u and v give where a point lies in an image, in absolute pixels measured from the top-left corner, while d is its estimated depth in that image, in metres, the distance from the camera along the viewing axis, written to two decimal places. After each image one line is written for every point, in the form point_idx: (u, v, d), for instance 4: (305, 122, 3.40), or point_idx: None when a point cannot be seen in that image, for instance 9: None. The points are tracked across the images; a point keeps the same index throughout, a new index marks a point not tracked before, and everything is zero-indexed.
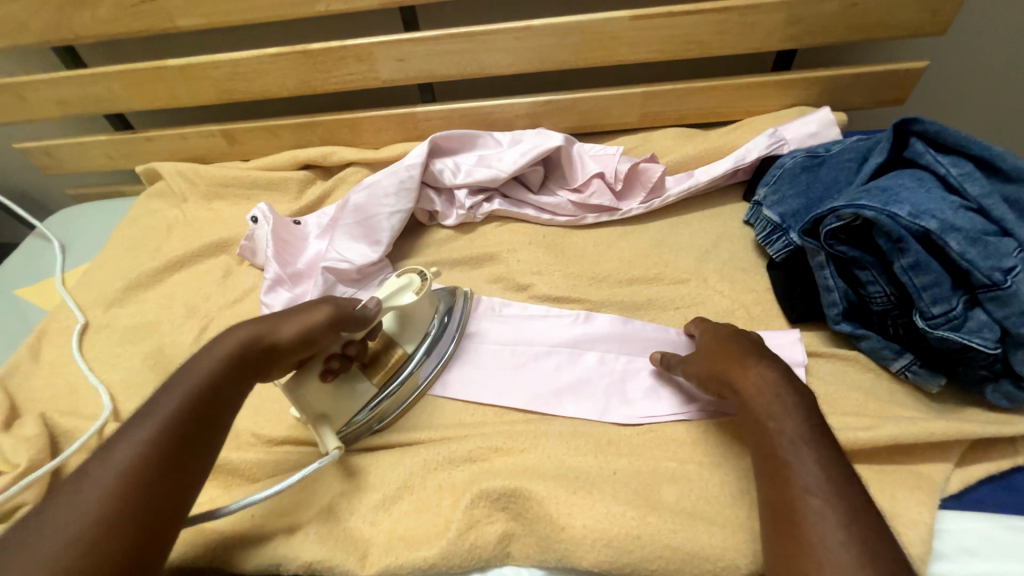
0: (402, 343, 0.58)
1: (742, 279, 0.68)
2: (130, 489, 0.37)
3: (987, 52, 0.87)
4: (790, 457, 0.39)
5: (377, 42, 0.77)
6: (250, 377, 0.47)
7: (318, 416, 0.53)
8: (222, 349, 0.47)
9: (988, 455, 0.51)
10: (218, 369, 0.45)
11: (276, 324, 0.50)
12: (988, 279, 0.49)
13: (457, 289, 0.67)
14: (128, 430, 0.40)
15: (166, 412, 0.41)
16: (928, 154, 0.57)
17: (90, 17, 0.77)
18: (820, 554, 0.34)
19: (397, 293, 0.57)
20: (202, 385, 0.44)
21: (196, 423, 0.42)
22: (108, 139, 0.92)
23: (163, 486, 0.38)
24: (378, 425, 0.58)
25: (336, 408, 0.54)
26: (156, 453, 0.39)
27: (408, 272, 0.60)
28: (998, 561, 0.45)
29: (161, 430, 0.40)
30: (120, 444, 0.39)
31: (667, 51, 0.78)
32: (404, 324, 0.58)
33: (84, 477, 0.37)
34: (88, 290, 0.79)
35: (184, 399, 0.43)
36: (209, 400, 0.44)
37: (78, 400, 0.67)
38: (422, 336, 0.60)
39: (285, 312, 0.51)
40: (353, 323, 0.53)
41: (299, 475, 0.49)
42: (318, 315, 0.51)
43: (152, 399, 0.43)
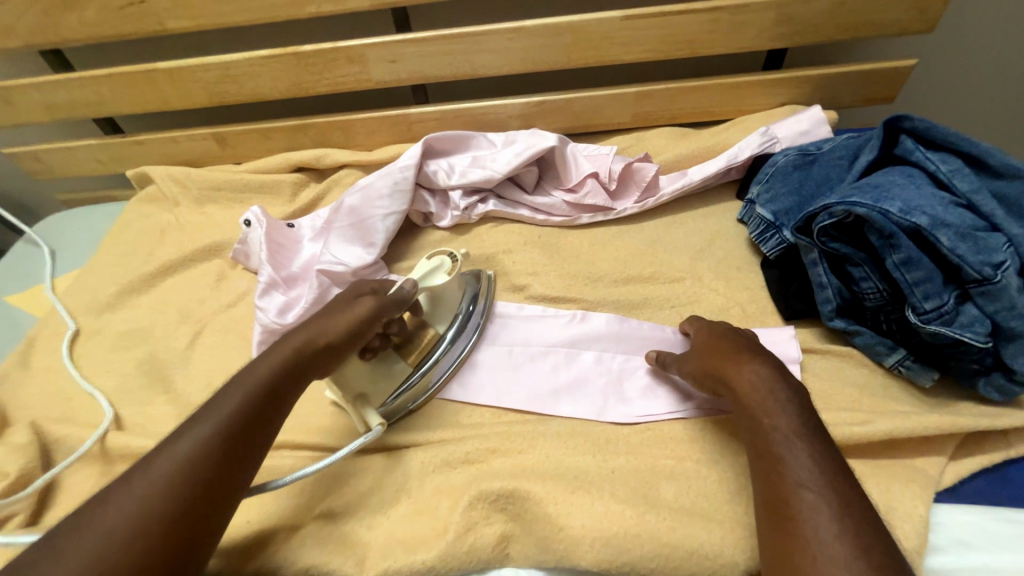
0: (435, 324, 0.61)
1: (737, 277, 0.68)
2: (185, 485, 0.38)
3: (974, 49, 0.88)
4: (782, 451, 0.39)
5: (369, 44, 0.77)
6: (307, 374, 0.49)
7: (357, 395, 0.55)
8: (284, 349, 0.48)
9: (981, 448, 0.51)
10: (277, 368, 0.46)
11: (327, 320, 0.51)
12: (979, 274, 0.49)
13: (482, 272, 0.69)
14: (188, 427, 0.41)
15: (227, 410, 0.42)
16: (917, 151, 0.58)
17: (78, 20, 0.76)
18: (814, 549, 0.34)
19: (429, 274, 0.61)
20: (261, 383, 0.45)
21: (254, 420, 0.43)
22: (98, 143, 0.91)
23: (218, 482, 0.39)
24: (412, 405, 0.59)
25: (374, 387, 0.56)
26: (213, 451, 0.40)
27: (439, 255, 0.63)
28: (992, 553, 0.45)
29: (220, 426, 0.41)
30: (180, 440, 0.40)
31: (659, 51, 0.78)
32: (435, 304, 0.61)
33: (145, 471, 0.38)
34: (79, 296, 0.78)
35: (245, 399, 0.43)
36: (265, 398, 0.45)
37: (70, 408, 0.66)
38: (453, 316, 0.62)
39: (331, 309, 0.53)
40: (395, 305, 0.55)
41: (347, 449, 0.51)
42: (363, 307, 0.53)
43: (216, 397, 0.44)
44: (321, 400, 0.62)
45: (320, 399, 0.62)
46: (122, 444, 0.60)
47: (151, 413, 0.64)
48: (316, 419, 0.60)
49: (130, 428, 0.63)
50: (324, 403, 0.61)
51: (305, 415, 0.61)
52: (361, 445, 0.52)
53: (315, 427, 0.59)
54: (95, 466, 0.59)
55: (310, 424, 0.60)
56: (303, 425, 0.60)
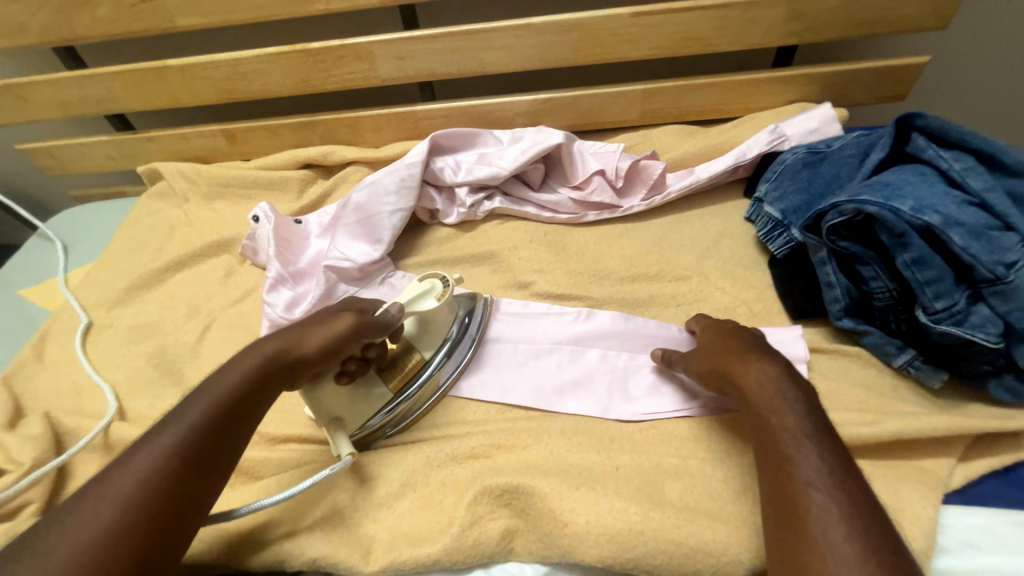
0: (421, 350, 0.59)
1: (744, 275, 0.68)
2: (147, 498, 0.37)
3: (989, 46, 0.87)
4: (790, 451, 0.39)
5: (377, 41, 0.77)
6: (277, 383, 0.48)
7: (331, 419, 0.53)
8: (253, 358, 0.47)
9: (991, 449, 0.51)
10: (244, 379, 0.46)
11: (305, 334, 0.50)
12: (992, 273, 0.49)
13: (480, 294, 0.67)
14: (152, 437, 0.41)
15: (190, 422, 0.42)
16: (930, 148, 0.57)
17: (91, 17, 0.77)
18: (823, 548, 0.34)
19: (418, 299, 0.57)
20: (226, 394, 0.44)
21: (219, 432, 0.43)
22: (109, 140, 0.92)
23: (181, 493, 0.39)
24: (391, 430, 0.58)
25: (351, 411, 0.54)
26: (177, 463, 0.39)
27: (430, 277, 0.60)
28: (1001, 555, 0.45)
29: (184, 438, 0.41)
30: (143, 451, 0.39)
31: (667, 48, 0.78)
32: (424, 328, 0.59)
33: (106, 483, 0.38)
34: (91, 290, 0.80)
35: (216, 401, 0.44)
36: (232, 408, 0.44)
37: (83, 400, 0.67)
38: (441, 341, 0.60)
39: (310, 321, 0.52)
40: (376, 328, 0.53)
41: (310, 480, 0.48)
42: (343, 323, 0.51)
43: (178, 407, 0.43)
44: None
45: None
46: (133, 436, 0.61)
47: (161, 405, 0.65)
48: None
49: (141, 421, 0.64)
50: None
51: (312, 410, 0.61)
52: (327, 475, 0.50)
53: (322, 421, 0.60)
54: (107, 457, 0.60)
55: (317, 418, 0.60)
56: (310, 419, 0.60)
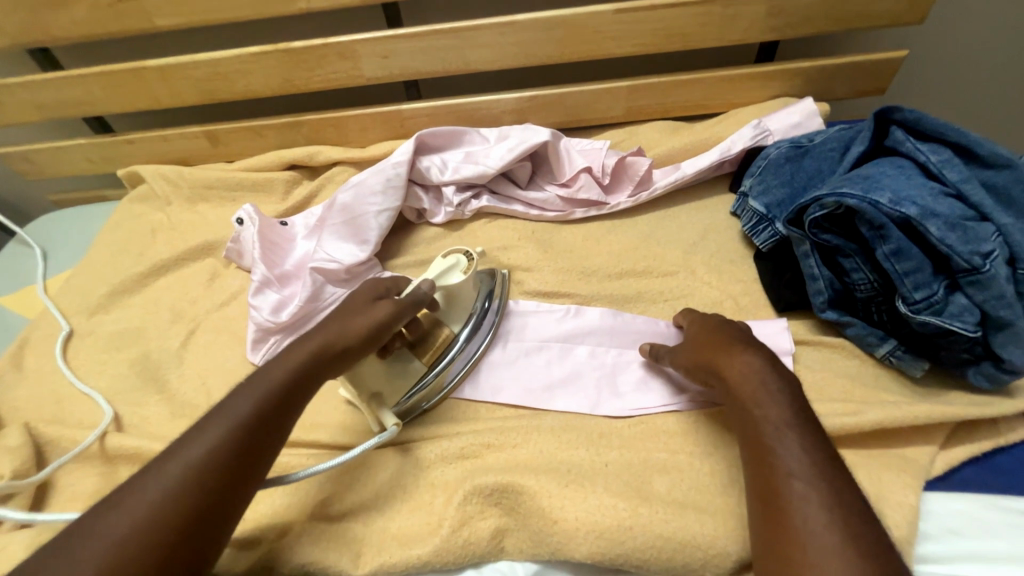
0: (451, 324, 0.60)
1: (730, 270, 0.68)
2: (197, 487, 0.37)
3: (966, 41, 0.89)
4: (772, 442, 0.40)
5: (361, 40, 0.77)
6: (323, 374, 0.48)
7: (372, 394, 0.54)
8: (304, 349, 0.48)
9: (972, 437, 0.52)
10: (293, 369, 0.46)
11: (347, 320, 0.51)
12: (968, 264, 0.49)
13: (496, 271, 0.69)
14: (203, 428, 0.40)
15: (240, 413, 0.42)
16: (907, 142, 0.58)
17: (65, 18, 0.75)
18: (804, 538, 0.34)
19: (444, 273, 0.59)
20: (276, 385, 0.44)
21: (268, 423, 0.43)
22: (87, 143, 0.90)
23: (231, 483, 0.39)
24: (426, 404, 0.59)
25: (389, 386, 0.55)
26: (225, 454, 0.39)
27: (454, 253, 0.62)
28: (981, 540, 0.46)
29: (233, 429, 0.41)
30: (194, 441, 0.39)
31: (652, 44, 0.78)
32: (450, 303, 0.60)
33: (159, 471, 0.38)
34: (71, 297, 0.78)
35: (265, 396, 0.43)
36: (280, 402, 0.44)
37: (64, 409, 0.66)
38: (467, 316, 0.62)
39: (352, 307, 0.52)
40: (412, 306, 0.54)
41: (362, 447, 0.50)
42: (384, 309, 0.52)
43: (228, 397, 0.43)
44: (317, 397, 0.62)
45: (315, 397, 0.62)
46: (116, 444, 0.60)
47: (146, 413, 0.64)
48: (312, 415, 0.60)
49: (125, 428, 0.63)
50: (321, 400, 0.62)
51: (301, 413, 0.60)
52: (375, 444, 0.51)
53: (311, 424, 0.59)
54: (89, 466, 0.59)
55: (306, 421, 0.60)
56: (299, 422, 0.60)
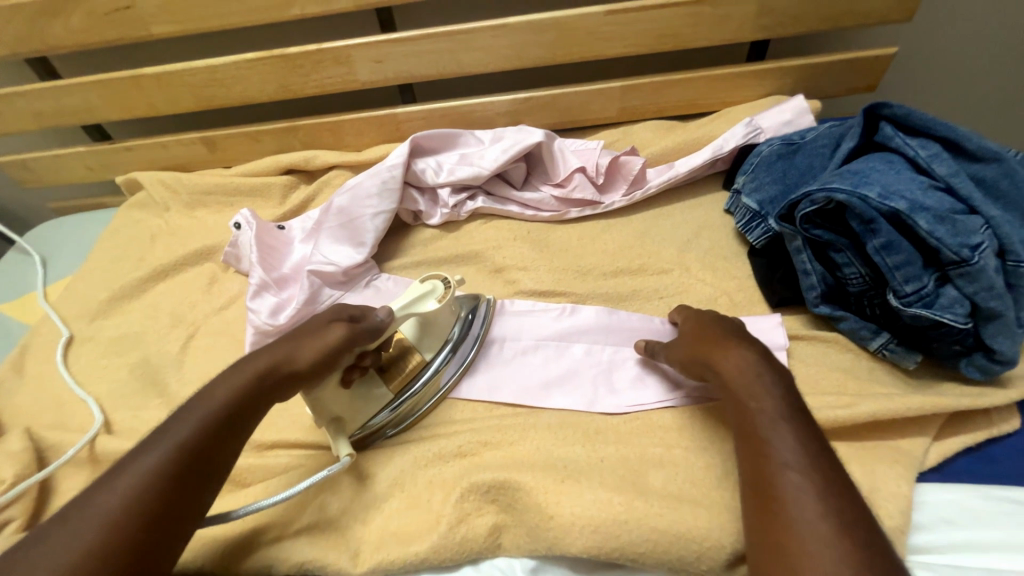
0: (423, 351, 0.59)
1: (724, 267, 0.69)
2: (128, 518, 0.37)
3: (954, 37, 0.90)
4: (767, 434, 0.40)
5: (355, 45, 0.77)
6: (269, 396, 0.48)
7: (332, 419, 0.53)
8: (246, 373, 0.48)
9: (965, 428, 0.52)
10: (234, 396, 0.46)
11: (296, 346, 0.50)
12: (958, 256, 0.50)
13: (482, 295, 0.66)
14: (146, 449, 0.41)
15: (180, 437, 0.42)
16: (896, 137, 0.59)
17: (62, 27, 0.76)
18: (798, 527, 0.34)
19: (419, 300, 0.56)
20: (216, 411, 0.45)
21: (207, 451, 0.43)
22: (86, 150, 0.91)
23: (166, 513, 0.39)
24: (390, 431, 0.58)
25: (351, 412, 0.54)
26: (160, 483, 0.39)
27: (431, 278, 0.59)
28: (974, 530, 0.46)
29: (171, 457, 0.41)
30: (130, 469, 0.40)
31: (643, 45, 0.79)
32: (424, 330, 0.58)
33: (102, 493, 0.38)
34: (71, 303, 0.78)
35: (209, 416, 0.44)
36: (224, 422, 0.45)
37: (64, 414, 0.67)
38: (442, 343, 0.60)
39: (303, 331, 0.52)
40: (368, 336, 0.53)
41: (308, 481, 0.48)
42: (334, 335, 0.51)
43: (167, 423, 0.44)
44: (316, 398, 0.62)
45: None
46: (116, 448, 0.60)
47: (145, 416, 0.65)
48: (311, 416, 0.61)
49: (125, 432, 0.63)
50: None
51: (299, 414, 0.61)
52: (326, 476, 0.50)
53: (309, 425, 0.60)
54: (90, 470, 0.59)
55: (304, 422, 0.60)
56: (297, 423, 0.60)
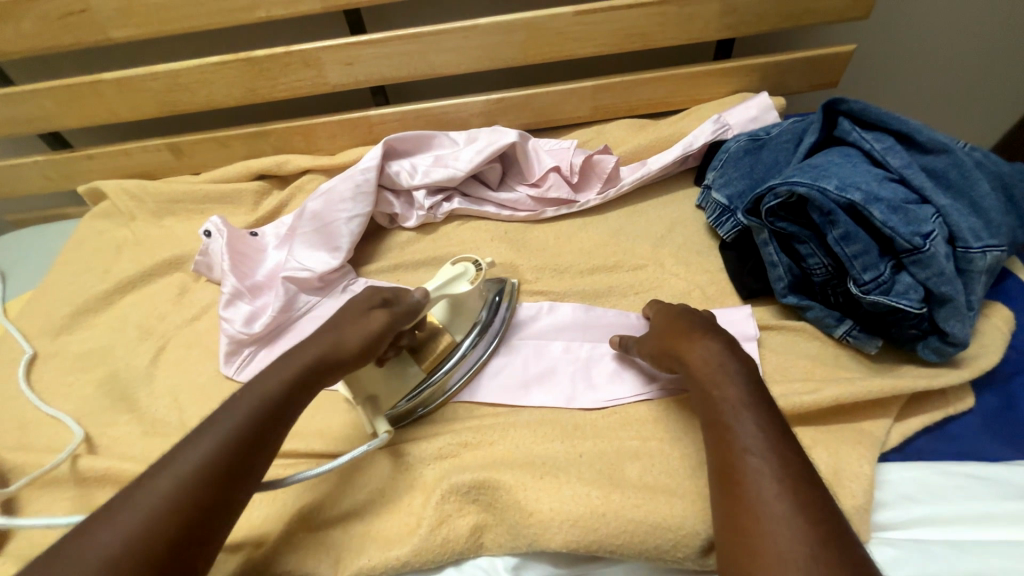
0: (453, 332, 0.61)
1: (697, 261, 0.70)
2: (173, 511, 0.37)
3: (909, 34, 0.94)
4: (729, 419, 0.41)
5: (323, 47, 0.77)
6: (314, 385, 0.48)
7: (368, 398, 0.54)
8: (297, 364, 0.47)
9: (924, 408, 0.55)
10: (287, 386, 0.46)
11: (340, 333, 0.50)
12: (910, 244, 0.52)
13: (506, 281, 0.68)
14: (195, 440, 0.41)
15: (229, 429, 0.42)
16: (853, 131, 0.61)
17: (13, 31, 0.73)
18: (758, 508, 0.36)
19: (453, 281, 0.59)
20: (266, 402, 0.44)
21: (257, 442, 0.42)
22: (44, 159, 0.88)
23: (213, 506, 0.39)
24: (422, 410, 0.59)
25: (386, 391, 0.55)
26: (209, 475, 0.39)
27: (463, 262, 0.62)
28: (933, 504, 0.48)
29: (218, 450, 0.40)
30: (176, 460, 0.39)
31: (613, 44, 0.80)
32: (455, 312, 0.60)
33: (153, 482, 0.38)
34: (32, 318, 0.75)
35: (254, 409, 0.43)
36: (270, 414, 0.44)
37: (29, 433, 0.64)
38: (472, 325, 0.62)
39: (345, 318, 0.52)
40: (406, 317, 0.54)
41: (351, 455, 0.49)
42: (377, 321, 0.51)
43: (216, 414, 0.43)
44: None
45: None
46: (85, 467, 0.58)
47: (115, 433, 0.63)
48: None
49: (95, 450, 0.61)
50: None
51: None
52: (365, 451, 0.51)
53: (288, 433, 0.59)
54: (58, 491, 0.57)
55: None
56: None
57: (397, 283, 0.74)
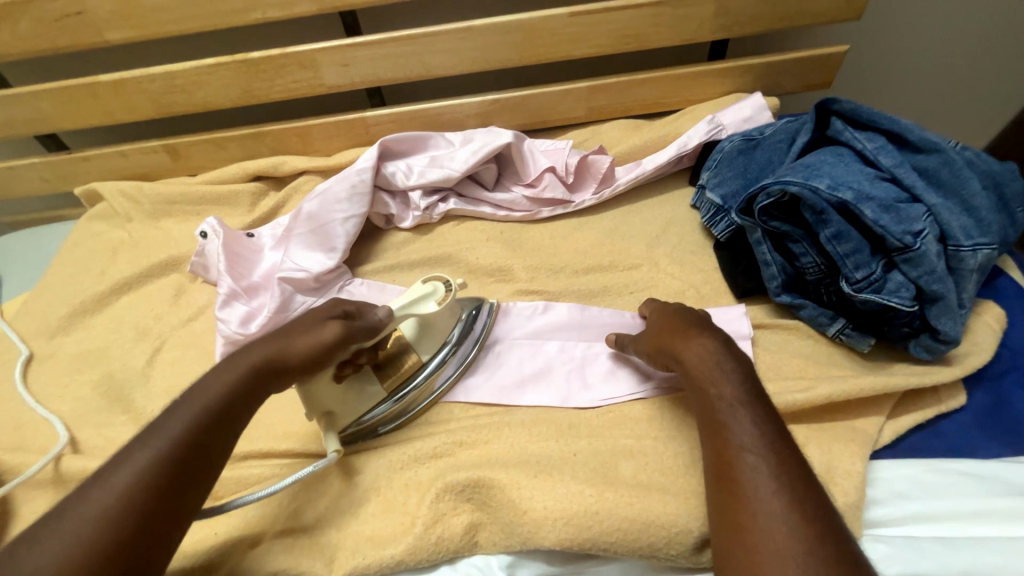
0: (421, 352, 0.58)
1: (692, 260, 0.71)
2: (122, 516, 0.37)
3: (902, 35, 0.94)
4: (725, 417, 0.42)
5: (319, 49, 0.77)
6: (261, 391, 0.48)
7: (324, 413, 0.53)
8: (237, 366, 0.47)
9: (916, 406, 0.55)
10: (229, 389, 0.46)
11: (289, 341, 0.50)
12: (902, 242, 0.53)
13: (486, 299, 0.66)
14: (139, 444, 0.41)
15: (174, 432, 0.42)
16: (846, 131, 0.61)
17: (8, 33, 0.73)
18: (754, 505, 0.36)
19: (419, 301, 0.56)
20: (209, 406, 0.44)
21: (202, 445, 0.43)
22: (41, 161, 0.88)
23: (162, 510, 0.39)
24: (383, 428, 0.58)
25: (344, 408, 0.54)
26: (157, 478, 0.39)
27: (433, 280, 0.59)
28: (925, 501, 0.49)
29: (162, 459, 0.40)
30: (121, 466, 0.39)
31: (607, 45, 0.81)
32: (423, 331, 0.58)
33: (99, 488, 0.38)
34: (28, 320, 0.75)
35: (199, 412, 0.44)
36: (217, 418, 0.44)
37: (24, 435, 0.64)
38: (441, 344, 0.60)
39: (297, 326, 0.52)
40: (364, 333, 0.53)
41: (297, 475, 0.49)
42: (329, 332, 0.51)
43: (158, 420, 0.43)
44: (288, 407, 0.61)
45: (290, 407, 0.61)
46: (80, 468, 0.58)
47: (111, 434, 0.63)
48: (284, 425, 0.60)
49: (92, 450, 0.62)
50: (290, 410, 0.61)
51: (272, 424, 0.60)
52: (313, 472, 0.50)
53: (283, 434, 0.59)
54: (52, 492, 0.57)
55: (278, 432, 0.59)
56: (270, 432, 0.59)
57: (393, 284, 0.74)
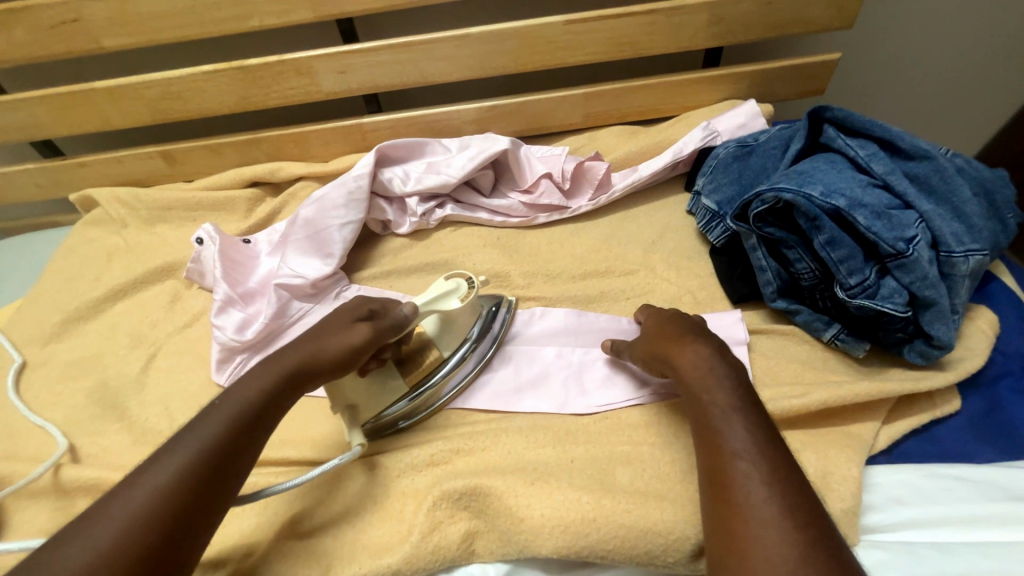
0: (441, 348, 0.59)
1: (688, 266, 0.71)
2: (146, 523, 0.37)
3: (894, 43, 0.95)
4: (719, 425, 0.42)
5: (316, 56, 0.77)
6: (291, 395, 0.48)
7: (347, 407, 0.54)
8: (269, 375, 0.47)
9: (911, 411, 0.55)
10: (264, 394, 0.46)
11: (320, 342, 0.50)
12: (894, 249, 0.53)
13: (504, 297, 0.68)
14: (172, 450, 0.41)
15: (207, 438, 0.42)
16: (838, 138, 0.62)
17: (3, 40, 0.73)
18: (746, 512, 0.36)
19: (442, 299, 0.58)
20: (243, 412, 0.44)
21: (235, 451, 0.42)
22: (35, 167, 0.87)
23: (188, 517, 0.38)
24: (404, 423, 0.58)
25: (367, 401, 0.55)
26: (188, 484, 0.39)
27: (456, 277, 0.61)
28: (920, 507, 0.49)
29: (176, 470, 0.39)
30: (152, 471, 0.39)
31: (602, 53, 0.81)
32: (445, 328, 0.59)
33: (125, 495, 0.38)
34: (21, 327, 0.75)
35: (232, 419, 0.43)
36: (249, 424, 0.44)
37: (16, 443, 0.64)
38: (462, 340, 0.61)
39: (327, 328, 0.51)
40: (391, 331, 0.53)
41: (321, 468, 0.50)
42: (359, 334, 0.50)
43: (191, 425, 0.43)
44: (285, 414, 0.61)
45: (285, 414, 0.61)
46: (71, 477, 0.58)
47: (104, 443, 0.62)
48: (281, 432, 0.59)
49: (84, 459, 0.61)
50: (286, 417, 0.61)
51: None
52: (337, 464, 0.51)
53: (279, 441, 0.59)
54: (44, 502, 0.57)
55: (274, 439, 0.59)
56: (266, 439, 0.59)
57: (390, 290, 0.74)
